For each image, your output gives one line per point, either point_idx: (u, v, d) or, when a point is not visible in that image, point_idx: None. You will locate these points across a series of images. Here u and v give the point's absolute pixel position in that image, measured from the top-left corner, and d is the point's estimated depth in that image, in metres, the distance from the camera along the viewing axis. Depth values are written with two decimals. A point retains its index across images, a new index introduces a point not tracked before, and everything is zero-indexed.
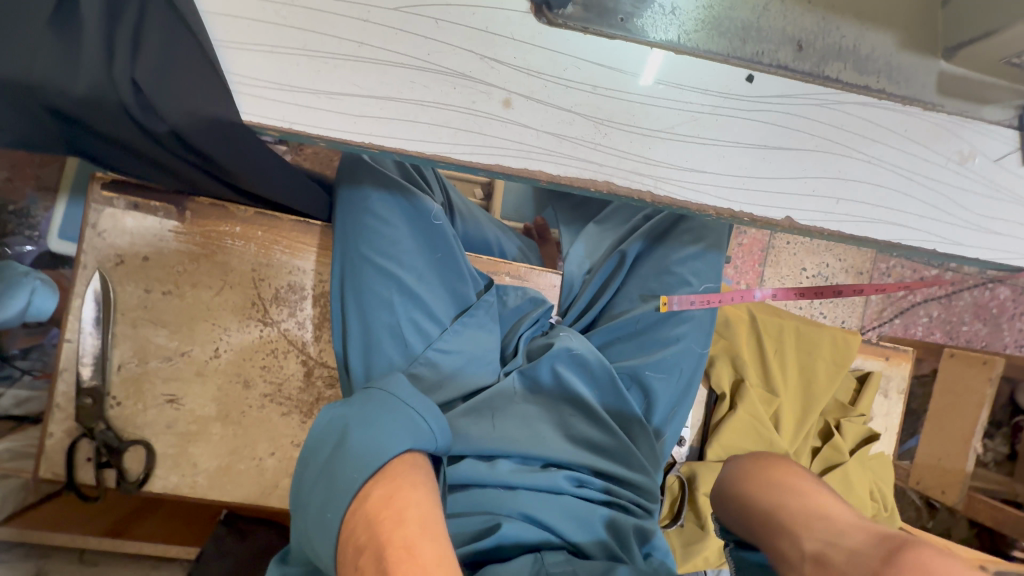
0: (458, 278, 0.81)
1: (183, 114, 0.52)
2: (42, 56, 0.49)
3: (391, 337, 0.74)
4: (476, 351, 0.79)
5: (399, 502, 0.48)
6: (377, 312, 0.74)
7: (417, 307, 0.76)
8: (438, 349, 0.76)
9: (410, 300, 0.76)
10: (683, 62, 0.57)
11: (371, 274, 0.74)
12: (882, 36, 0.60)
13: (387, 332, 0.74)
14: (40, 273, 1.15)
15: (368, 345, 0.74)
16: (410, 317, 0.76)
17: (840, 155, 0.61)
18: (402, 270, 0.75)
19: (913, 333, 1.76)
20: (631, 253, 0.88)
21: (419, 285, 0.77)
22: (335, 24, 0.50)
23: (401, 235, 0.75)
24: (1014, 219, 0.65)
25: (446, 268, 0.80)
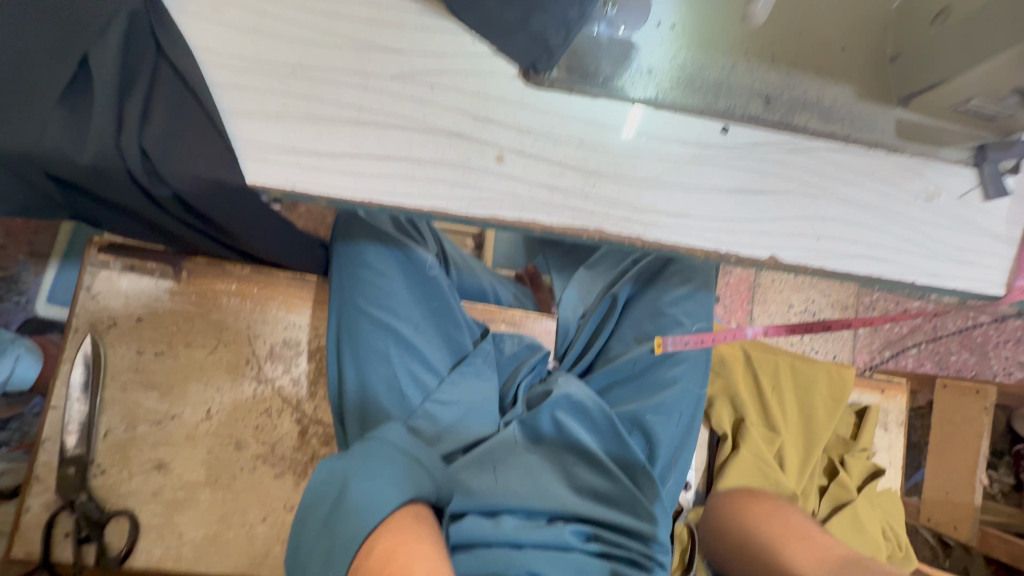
0: (454, 326, 0.81)
1: (189, 176, 0.53)
2: (52, 128, 0.49)
3: (389, 390, 0.74)
4: (474, 400, 0.80)
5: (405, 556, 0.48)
6: (375, 365, 0.74)
7: (414, 358, 0.76)
8: (436, 401, 0.76)
9: (407, 351, 0.76)
10: (662, 117, 0.61)
11: (369, 327, 0.75)
12: (840, 89, 0.65)
13: (384, 384, 0.74)
14: (25, 341, 1.11)
15: (365, 399, 0.74)
16: (408, 370, 0.76)
17: (815, 196, 0.64)
18: (399, 321, 0.76)
19: (905, 365, 1.78)
20: (622, 295, 0.90)
21: (415, 336, 0.77)
22: (338, 93, 0.54)
23: (397, 287, 0.76)
24: (988, 251, 0.67)
25: (443, 318, 0.80)
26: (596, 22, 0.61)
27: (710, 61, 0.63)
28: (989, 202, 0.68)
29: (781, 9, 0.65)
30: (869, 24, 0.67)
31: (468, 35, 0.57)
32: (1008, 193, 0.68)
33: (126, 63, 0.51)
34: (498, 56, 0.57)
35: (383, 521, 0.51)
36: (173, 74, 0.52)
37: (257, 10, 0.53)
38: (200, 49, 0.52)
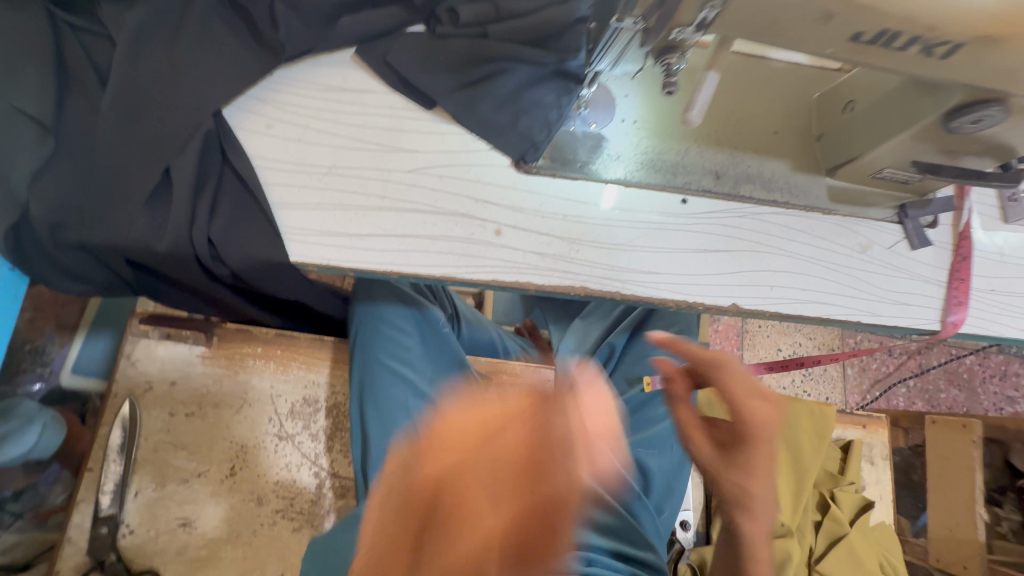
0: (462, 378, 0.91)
1: (244, 257, 0.64)
2: (138, 225, 0.62)
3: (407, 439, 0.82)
4: None
5: (456, 510, 0.50)
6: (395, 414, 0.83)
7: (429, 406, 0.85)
8: None
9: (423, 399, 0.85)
10: (630, 194, 0.74)
11: (389, 379, 0.85)
12: (778, 163, 0.79)
13: (404, 433, 0.82)
14: (51, 410, 1.16)
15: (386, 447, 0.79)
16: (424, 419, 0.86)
17: (765, 252, 0.76)
18: (415, 374, 0.88)
19: (896, 404, 1.83)
20: (618, 344, 0.99)
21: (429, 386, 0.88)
22: (364, 186, 0.66)
23: (413, 342, 0.89)
24: (922, 292, 0.78)
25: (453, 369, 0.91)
26: (572, 121, 0.74)
27: (669, 145, 0.76)
28: (917, 251, 0.79)
29: (726, 99, 0.79)
30: (798, 109, 0.81)
31: (470, 135, 0.70)
32: (931, 242, 0.80)
33: (199, 169, 0.63)
34: (493, 150, 0.71)
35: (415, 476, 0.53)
36: (235, 177, 0.65)
37: (301, 126, 0.66)
38: (254, 157, 0.64)
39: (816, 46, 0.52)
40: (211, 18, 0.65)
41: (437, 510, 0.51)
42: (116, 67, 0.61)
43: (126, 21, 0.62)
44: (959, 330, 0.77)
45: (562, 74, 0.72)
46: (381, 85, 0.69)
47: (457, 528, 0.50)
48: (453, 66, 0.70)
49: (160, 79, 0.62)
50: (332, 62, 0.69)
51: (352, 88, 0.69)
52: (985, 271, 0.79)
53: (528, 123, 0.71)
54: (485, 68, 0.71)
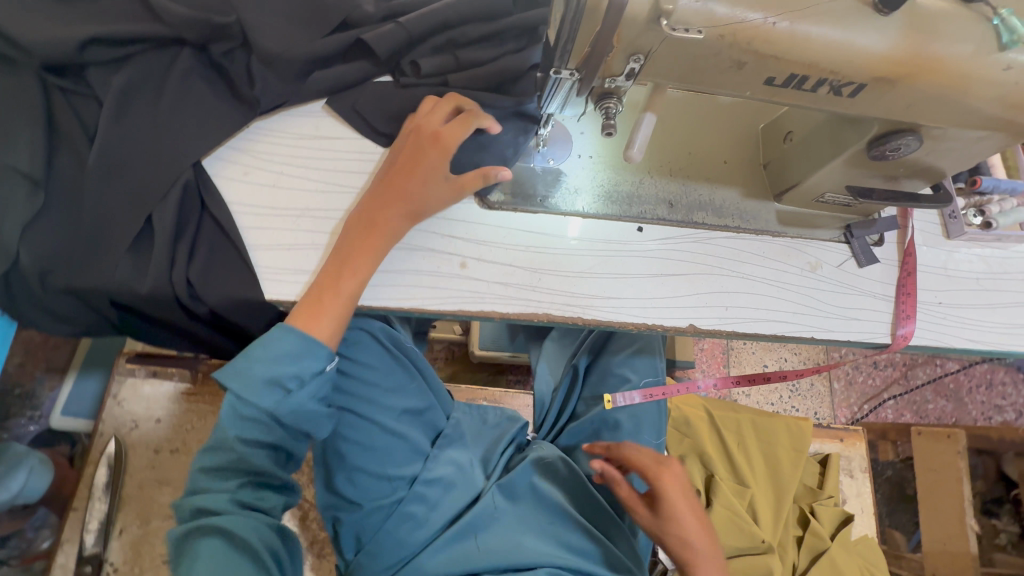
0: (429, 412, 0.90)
1: (222, 296, 0.67)
2: (121, 269, 0.65)
3: (375, 484, 0.81)
4: (457, 475, 0.87)
5: (402, 165, 0.69)
6: (355, 458, 0.81)
7: (398, 446, 0.84)
8: (424, 481, 0.85)
9: (389, 440, 0.83)
10: (590, 225, 0.79)
11: (355, 424, 0.81)
12: (728, 190, 0.83)
13: (370, 478, 0.81)
14: (36, 453, 1.14)
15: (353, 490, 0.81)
16: (391, 460, 0.83)
17: (719, 275, 0.80)
18: (381, 416, 0.83)
19: (886, 416, 1.84)
20: (581, 365, 1.02)
21: (396, 424, 0.84)
22: (336, 226, 0.71)
23: (377, 380, 0.83)
24: (872, 307, 0.82)
25: (419, 402, 0.88)
26: (531, 158, 0.79)
27: (624, 177, 0.81)
28: (864, 269, 0.84)
29: (678, 131, 0.84)
30: (746, 139, 0.86)
31: None
32: (877, 260, 0.84)
33: (178, 217, 0.67)
34: None
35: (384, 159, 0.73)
36: (213, 223, 0.69)
37: (276, 173, 0.71)
38: (231, 204, 0.69)
39: (737, 89, 0.58)
40: (193, 77, 0.71)
41: (389, 167, 0.70)
42: (102, 126, 0.66)
43: (113, 83, 0.68)
44: (909, 342, 0.81)
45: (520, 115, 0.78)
46: (351, 132, 0.75)
47: (408, 185, 0.68)
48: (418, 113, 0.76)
49: (144, 136, 0.68)
50: (306, 113, 0.75)
51: (323, 136, 0.74)
52: (930, 284, 0.84)
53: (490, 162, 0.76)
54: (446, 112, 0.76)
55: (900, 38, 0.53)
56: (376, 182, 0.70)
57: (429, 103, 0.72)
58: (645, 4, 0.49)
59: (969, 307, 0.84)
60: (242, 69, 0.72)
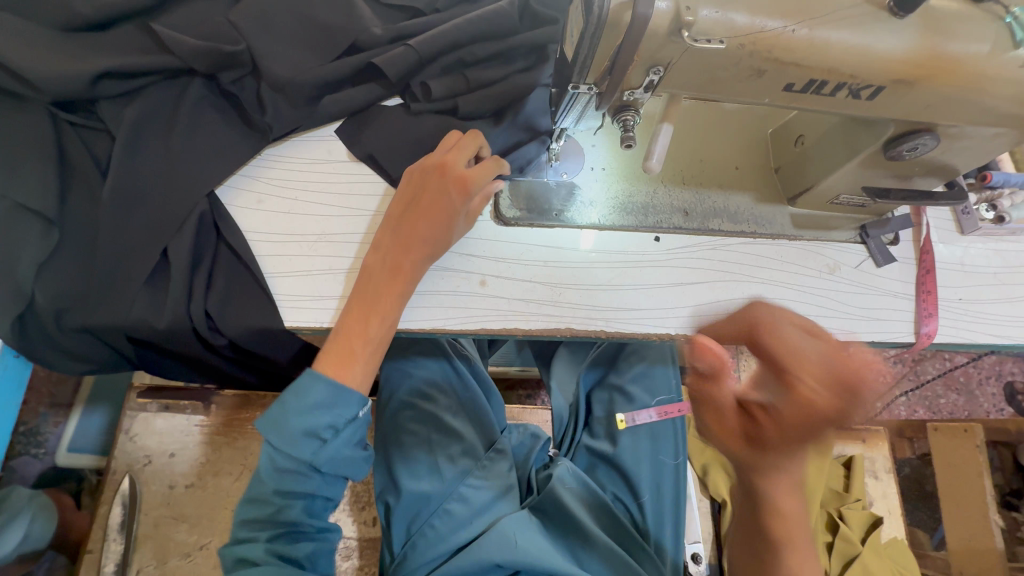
0: (487, 415, 0.93)
1: (242, 326, 0.66)
2: (139, 305, 0.64)
3: (422, 469, 0.85)
4: (503, 484, 0.87)
5: (419, 207, 0.68)
6: (414, 449, 0.87)
7: (450, 439, 0.88)
8: (469, 485, 0.85)
9: (442, 433, 0.88)
10: (606, 237, 0.79)
11: (410, 419, 0.89)
12: (742, 196, 0.83)
13: (421, 465, 0.86)
14: (37, 497, 1.11)
15: (407, 477, 0.84)
16: (443, 451, 0.87)
17: (738, 281, 0.80)
18: (436, 409, 0.90)
19: (899, 414, 1.80)
20: (586, 381, 1.02)
21: (452, 420, 0.90)
22: (354, 250, 0.70)
23: (439, 384, 0.92)
24: (894, 307, 0.82)
25: (473, 403, 0.92)
26: (545, 172, 0.79)
27: (637, 188, 0.81)
28: (883, 268, 0.83)
29: (688, 139, 0.84)
30: (756, 144, 0.86)
31: None
32: (895, 259, 0.84)
33: (195, 248, 0.66)
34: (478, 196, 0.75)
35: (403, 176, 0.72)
36: (229, 252, 0.68)
37: (290, 199, 0.71)
38: (247, 232, 0.68)
39: (755, 98, 0.58)
40: (205, 107, 0.70)
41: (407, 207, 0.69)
42: (115, 160, 0.65)
43: (125, 117, 0.67)
44: (933, 341, 0.80)
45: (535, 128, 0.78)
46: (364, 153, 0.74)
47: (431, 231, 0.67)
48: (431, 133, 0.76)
49: (160, 169, 0.67)
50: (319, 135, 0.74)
51: (338, 159, 0.74)
52: (948, 281, 0.84)
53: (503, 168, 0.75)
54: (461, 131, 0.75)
55: (918, 38, 0.54)
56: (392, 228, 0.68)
57: (451, 138, 0.71)
58: (666, 17, 0.49)
59: (989, 302, 0.84)
60: (253, 96, 0.72)
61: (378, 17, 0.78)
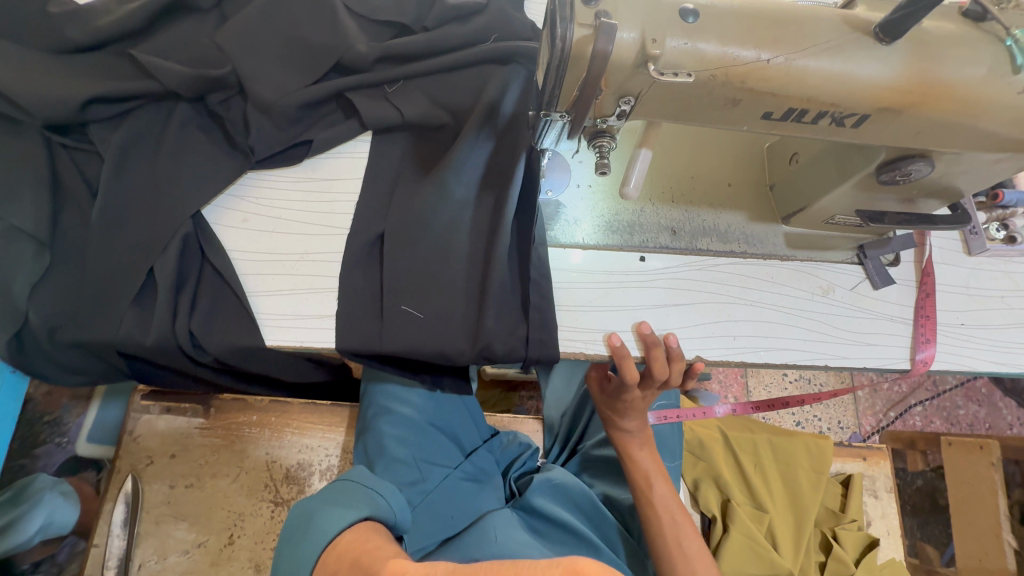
0: (462, 425, 0.95)
1: (225, 345, 0.67)
2: (125, 323, 0.65)
3: (405, 469, 0.84)
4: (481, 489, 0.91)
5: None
6: (398, 451, 0.85)
7: (429, 448, 0.89)
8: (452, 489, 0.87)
9: (423, 441, 0.88)
10: (591, 256, 0.78)
11: (391, 425, 0.87)
12: (734, 214, 0.81)
13: (404, 466, 0.85)
14: (64, 484, 1.20)
15: (388, 469, 0.84)
16: (426, 455, 0.88)
17: (726, 302, 0.78)
18: (417, 418, 0.90)
19: (914, 424, 1.70)
20: None
21: (429, 427, 0.90)
22: (335, 270, 0.71)
23: (415, 397, 0.91)
24: (889, 331, 0.79)
25: (445, 415, 0.93)
26: None
27: (624, 206, 0.80)
28: (880, 290, 0.80)
29: (679, 156, 0.82)
30: (750, 160, 0.83)
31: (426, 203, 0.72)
32: (894, 281, 0.81)
33: (179, 268, 0.68)
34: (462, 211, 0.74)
35: (398, 199, 0.73)
36: (213, 271, 0.70)
37: (274, 218, 0.72)
38: (231, 251, 0.70)
39: (734, 125, 0.56)
40: (191, 128, 0.72)
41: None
42: (104, 182, 0.67)
43: (113, 139, 0.69)
44: (929, 368, 0.77)
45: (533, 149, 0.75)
46: (348, 172, 0.75)
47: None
48: (413, 154, 0.77)
49: (149, 191, 0.69)
50: (308, 151, 0.75)
51: (321, 177, 0.75)
52: (950, 305, 0.80)
53: (533, 246, 0.74)
54: (454, 151, 0.74)
55: (903, 66, 0.51)
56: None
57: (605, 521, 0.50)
58: (631, 48, 0.48)
59: (993, 327, 0.80)
60: (239, 117, 0.73)
61: (364, 33, 0.78)
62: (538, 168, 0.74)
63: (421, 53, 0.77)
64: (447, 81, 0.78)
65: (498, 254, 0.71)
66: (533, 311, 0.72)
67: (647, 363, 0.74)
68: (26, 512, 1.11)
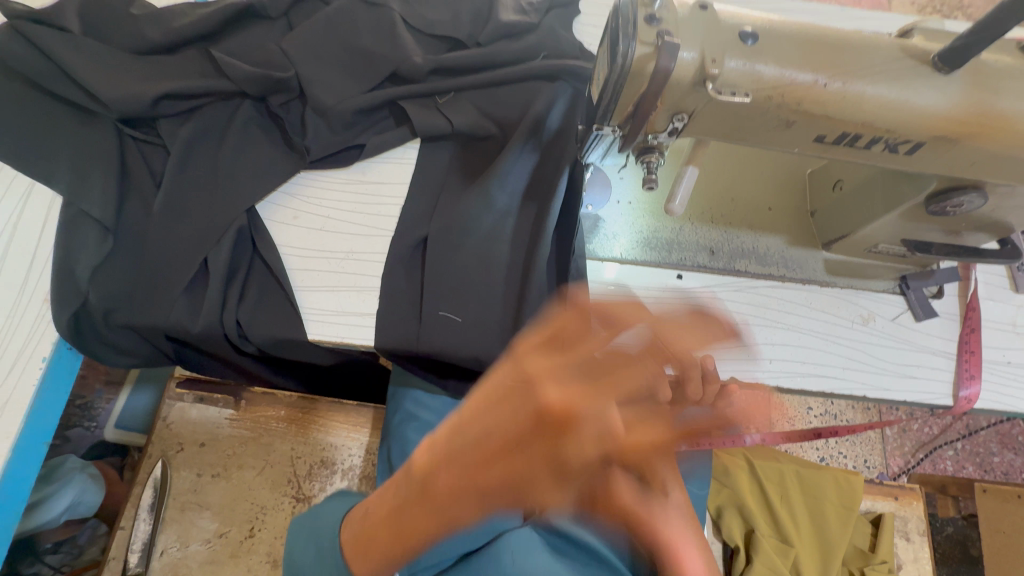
0: None
1: (269, 336, 0.69)
2: (177, 309, 0.68)
3: None
4: None
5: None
6: None
7: None
8: None
9: None
10: (628, 271, 0.78)
11: (415, 432, 0.88)
12: (773, 238, 0.81)
13: None
14: (92, 468, 1.21)
15: None
16: None
17: (762, 325, 0.77)
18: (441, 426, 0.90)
19: (943, 468, 1.62)
20: None
21: None
22: (378, 270, 0.73)
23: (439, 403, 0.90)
24: (929, 365, 0.77)
25: None
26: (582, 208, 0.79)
27: (663, 224, 0.80)
28: (922, 322, 0.79)
29: (720, 178, 0.82)
30: (792, 185, 0.83)
31: (470, 209, 0.74)
32: (937, 313, 0.79)
33: (232, 258, 0.70)
34: (503, 220, 0.75)
35: (441, 204, 0.75)
36: (263, 265, 0.72)
37: (324, 217, 0.75)
38: (282, 247, 0.73)
39: (784, 147, 0.57)
40: (252, 128, 0.75)
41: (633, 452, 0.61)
42: (169, 174, 0.71)
43: (181, 134, 0.72)
44: (974, 405, 0.75)
45: (577, 164, 0.77)
46: (396, 178, 0.78)
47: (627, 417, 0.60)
48: (458, 162, 0.79)
49: (207, 185, 0.72)
50: (359, 155, 0.78)
51: (371, 180, 0.78)
52: (995, 342, 0.78)
53: (573, 259, 0.75)
54: (499, 161, 0.76)
55: (959, 97, 0.51)
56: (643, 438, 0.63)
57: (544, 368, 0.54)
58: (690, 68, 0.49)
59: None
60: (297, 120, 0.77)
61: (419, 46, 0.81)
62: (580, 183, 0.76)
63: (473, 67, 0.80)
64: (496, 94, 0.81)
65: (537, 263, 0.73)
66: None
67: (682, 381, 0.72)
68: (57, 489, 1.13)
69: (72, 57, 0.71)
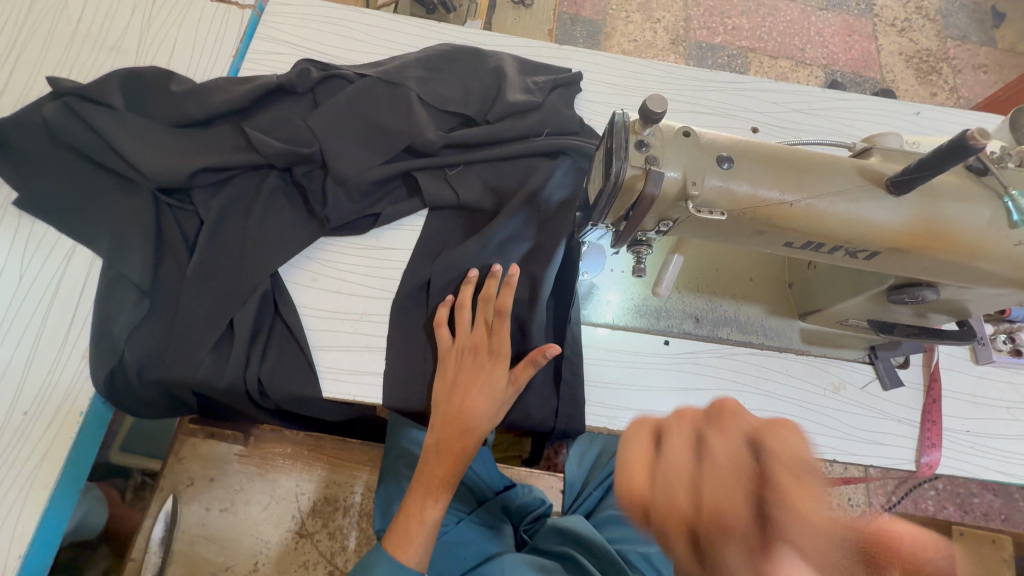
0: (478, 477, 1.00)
1: (288, 393, 0.75)
2: (202, 366, 0.73)
3: None
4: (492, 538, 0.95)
5: (465, 378, 0.74)
6: None
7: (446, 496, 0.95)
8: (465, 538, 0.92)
9: None
10: (619, 335, 0.84)
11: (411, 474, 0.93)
12: (755, 308, 0.87)
13: None
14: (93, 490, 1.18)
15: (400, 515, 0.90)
16: None
17: (741, 391, 0.84)
18: None
19: (925, 508, 1.65)
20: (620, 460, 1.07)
21: None
22: (389, 331, 0.79)
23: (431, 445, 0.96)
24: (895, 432, 0.84)
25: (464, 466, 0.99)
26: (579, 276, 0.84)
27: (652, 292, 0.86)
28: (889, 391, 0.86)
29: (707, 248, 0.88)
30: (773, 258, 0.89)
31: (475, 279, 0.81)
32: (903, 383, 0.86)
33: (256, 320, 0.76)
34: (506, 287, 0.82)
35: (446, 267, 0.81)
36: (283, 326, 0.78)
37: (340, 279, 0.82)
38: (301, 308, 0.79)
39: (758, 247, 0.64)
40: (278, 196, 0.82)
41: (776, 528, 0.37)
42: (201, 241, 0.77)
43: (213, 204, 0.79)
44: (935, 471, 0.81)
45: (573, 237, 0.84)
46: (406, 243, 0.85)
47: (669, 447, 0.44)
48: (464, 230, 0.85)
49: (235, 251, 0.78)
50: (374, 223, 0.85)
51: (384, 246, 0.84)
52: (957, 412, 0.85)
53: (569, 326, 0.81)
54: (503, 233, 0.82)
55: (910, 214, 0.59)
56: (680, 448, 0.43)
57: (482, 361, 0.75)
58: (674, 186, 0.57)
59: (997, 436, 0.84)
60: (318, 188, 0.83)
61: (433, 121, 0.88)
62: (576, 255, 0.83)
63: (481, 143, 0.87)
64: (501, 168, 0.88)
65: (535, 330, 0.79)
66: (565, 385, 0.80)
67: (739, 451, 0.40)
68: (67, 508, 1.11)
69: (118, 133, 0.78)
